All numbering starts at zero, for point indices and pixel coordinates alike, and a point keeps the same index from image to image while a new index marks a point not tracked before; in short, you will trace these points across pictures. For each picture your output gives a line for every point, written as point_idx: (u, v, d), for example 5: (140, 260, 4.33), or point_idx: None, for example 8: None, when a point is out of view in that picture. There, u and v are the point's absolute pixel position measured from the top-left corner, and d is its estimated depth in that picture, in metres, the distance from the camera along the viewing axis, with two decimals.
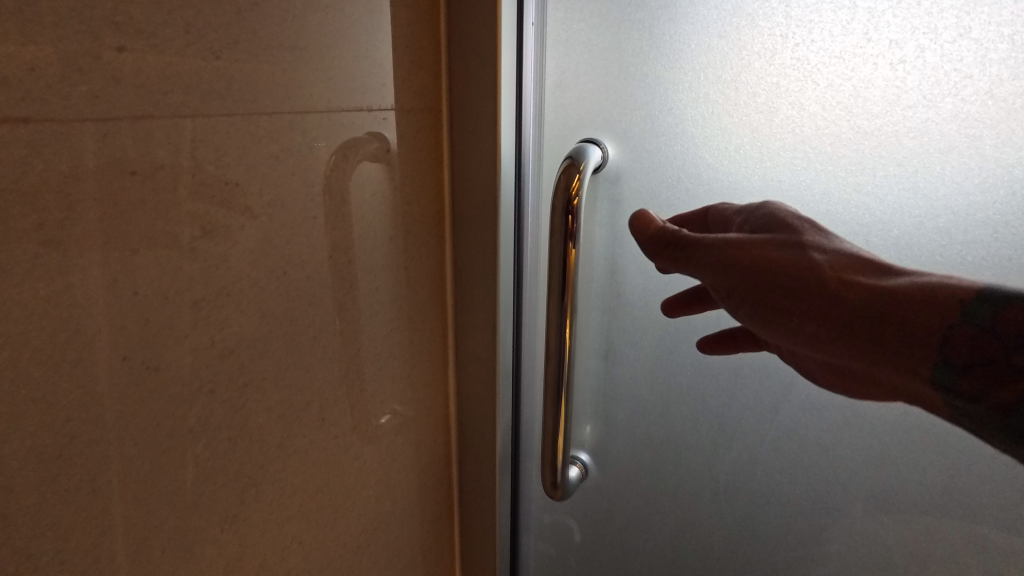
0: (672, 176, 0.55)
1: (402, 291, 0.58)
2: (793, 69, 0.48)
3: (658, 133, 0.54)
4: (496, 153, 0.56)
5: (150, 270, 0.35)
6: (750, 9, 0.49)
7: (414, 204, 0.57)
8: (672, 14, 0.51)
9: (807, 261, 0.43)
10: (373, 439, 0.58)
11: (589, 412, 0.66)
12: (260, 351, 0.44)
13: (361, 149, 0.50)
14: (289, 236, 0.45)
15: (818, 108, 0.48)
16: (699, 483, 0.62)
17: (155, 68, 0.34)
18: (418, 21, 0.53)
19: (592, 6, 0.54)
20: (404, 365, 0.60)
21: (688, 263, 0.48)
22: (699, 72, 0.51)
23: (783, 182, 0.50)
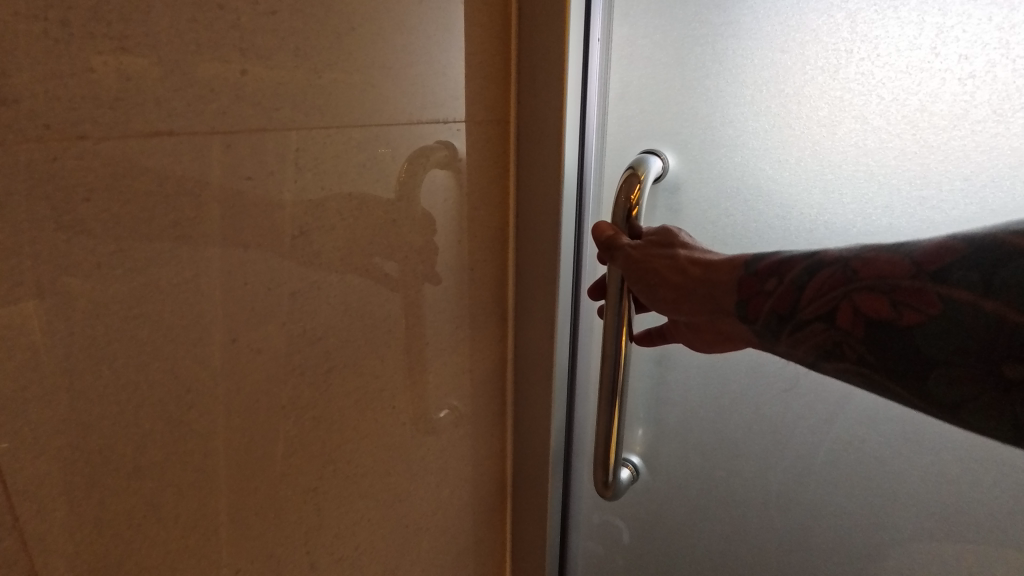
0: (731, 187, 0.56)
1: (465, 290, 0.62)
2: (857, 84, 0.49)
3: (718, 145, 0.56)
4: (559, 164, 0.60)
5: (258, 263, 0.40)
6: (814, 24, 0.50)
7: (479, 209, 0.61)
8: (735, 30, 0.53)
9: (671, 255, 0.51)
10: (435, 430, 0.62)
11: (641, 415, 0.67)
12: (342, 340, 0.49)
13: (432, 157, 0.54)
14: (372, 236, 0.49)
15: (883, 122, 0.48)
16: (750, 490, 0.63)
17: (270, 87, 0.39)
18: (490, 38, 0.57)
19: (656, 22, 0.57)
20: (465, 360, 0.64)
21: (609, 264, 0.55)
22: (761, 86, 0.53)
23: (845, 195, 0.51)
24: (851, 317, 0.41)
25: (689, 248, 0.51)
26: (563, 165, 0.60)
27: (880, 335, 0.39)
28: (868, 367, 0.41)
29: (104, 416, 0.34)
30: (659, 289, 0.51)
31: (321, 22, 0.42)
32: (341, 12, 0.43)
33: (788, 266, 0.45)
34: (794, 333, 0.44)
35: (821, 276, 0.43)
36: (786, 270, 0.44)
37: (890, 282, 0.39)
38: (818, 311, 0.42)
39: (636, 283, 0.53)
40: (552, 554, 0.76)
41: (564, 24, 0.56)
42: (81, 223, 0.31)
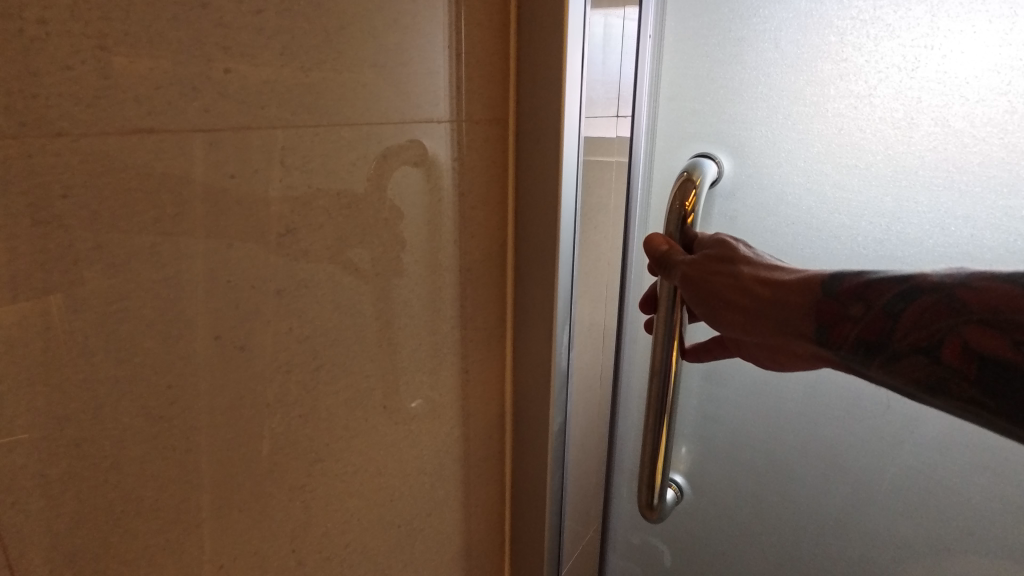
0: (806, 189, 0.62)
1: (460, 289, 0.62)
2: (935, 82, 0.54)
3: (782, 149, 0.63)
4: (558, 175, 0.60)
5: (243, 260, 0.41)
6: (891, 23, 0.55)
7: (479, 209, 0.62)
8: (813, 26, 0.58)
9: (735, 271, 0.53)
10: (409, 423, 0.59)
11: (689, 437, 0.76)
12: (332, 339, 0.49)
13: (402, 154, 0.51)
14: (362, 236, 0.49)
15: (966, 125, 0.54)
16: (780, 506, 0.73)
17: (255, 85, 0.39)
18: (490, 37, 0.57)
19: (732, 19, 0.62)
20: (459, 359, 0.64)
21: (668, 279, 0.59)
22: (836, 83, 0.58)
23: (921, 201, 0.56)
24: (958, 351, 0.41)
25: (752, 264, 0.53)
26: (563, 178, 0.60)
27: (992, 373, 0.40)
28: (978, 404, 0.41)
29: (83, 409, 0.34)
30: (725, 308, 0.53)
31: (308, 19, 0.42)
32: (331, 11, 0.43)
33: (879, 291, 0.45)
34: (888, 362, 0.45)
35: (921, 303, 0.43)
36: (876, 296, 0.45)
37: (1005, 318, 0.39)
38: (918, 342, 0.43)
39: (692, 299, 0.57)
40: (552, 557, 0.79)
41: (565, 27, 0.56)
42: (59, 219, 0.32)
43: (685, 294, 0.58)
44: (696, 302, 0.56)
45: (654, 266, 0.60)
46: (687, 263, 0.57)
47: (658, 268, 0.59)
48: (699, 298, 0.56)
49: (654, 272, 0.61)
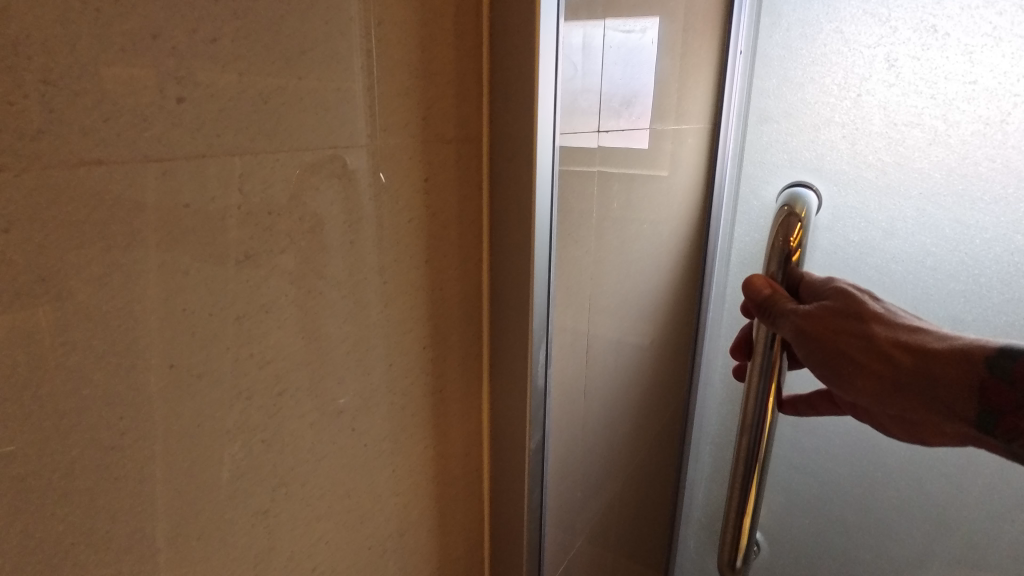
0: (878, 206, 1.25)
1: (433, 308, 0.63)
2: (898, 129, 1.21)
3: (879, 175, 1.24)
4: (534, 195, 0.63)
5: (200, 289, 0.41)
6: (877, 100, 1.23)
7: (452, 229, 0.63)
8: (881, 100, 1.22)
9: (867, 329, 0.68)
10: (357, 431, 0.56)
11: (778, 489, 1.44)
12: (296, 363, 0.49)
13: (323, 170, 0.47)
14: (328, 260, 0.49)
15: (898, 156, 1.22)
16: (822, 530, 1.41)
17: (211, 114, 0.39)
18: (461, 61, 0.60)
19: (813, 93, 1.31)
20: (432, 377, 0.65)
21: (777, 324, 0.75)
22: (876, 126, 1.24)
23: (887, 208, 1.25)
24: None
25: (882, 325, 0.68)
26: (538, 196, 0.64)
27: None
28: None
29: (29, 443, 0.34)
30: (849, 361, 0.69)
31: (269, 47, 0.42)
32: (294, 37, 0.43)
33: None
34: None
35: None
36: None
37: None
38: None
39: (798, 343, 0.73)
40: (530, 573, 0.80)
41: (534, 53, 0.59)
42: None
43: (792, 337, 0.74)
44: (804, 349, 0.72)
45: (760, 309, 0.78)
46: (799, 314, 0.73)
47: (762, 305, 0.77)
48: (820, 347, 0.71)
49: (757, 315, 0.79)
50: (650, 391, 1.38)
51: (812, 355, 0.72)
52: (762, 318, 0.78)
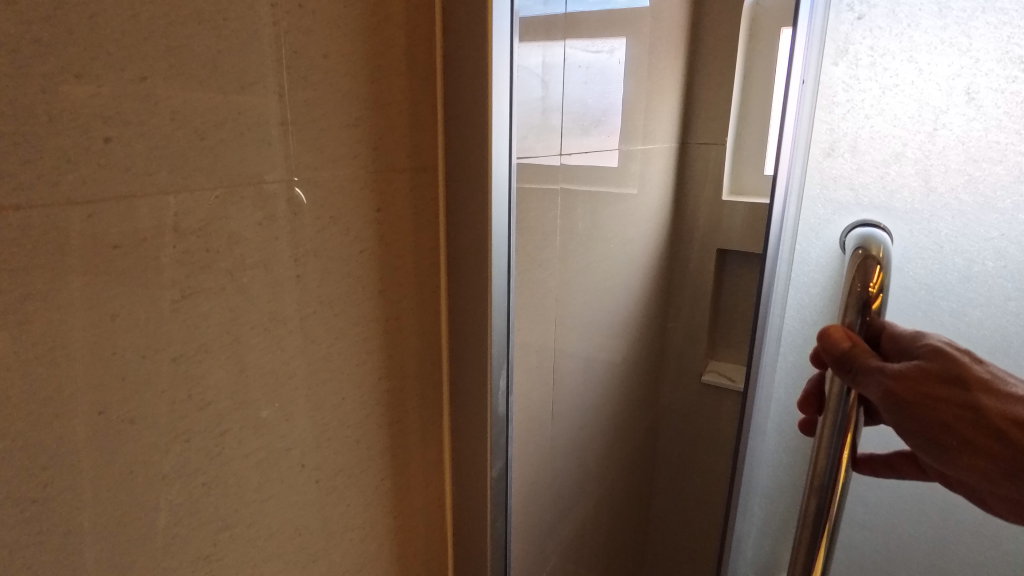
0: (966, 250, 0.97)
1: (388, 339, 0.62)
2: (982, 164, 0.94)
3: (962, 216, 0.97)
4: (490, 225, 0.64)
5: (131, 331, 0.39)
6: (959, 129, 0.94)
7: (407, 258, 0.62)
8: (970, 123, 0.93)
9: (980, 401, 0.56)
10: (311, 470, 0.56)
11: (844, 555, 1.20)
12: (239, 402, 0.47)
13: (263, 203, 0.46)
14: (273, 295, 0.49)
15: (991, 193, 0.94)
16: None
17: (141, 153, 0.38)
18: (415, 90, 0.60)
19: (884, 112, 1.00)
20: (389, 409, 0.64)
21: (861, 384, 0.61)
22: (961, 160, 0.95)
23: (982, 252, 0.96)
24: None
25: (994, 397, 0.56)
26: (494, 226, 0.64)
27: None
28: None
29: None
30: (954, 438, 0.58)
31: (205, 83, 0.41)
32: (231, 72, 0.43)
33: None
34: None
35: None
36: None
37: None
38: None
39: (888, 407, 0.59)
40: None
41: (487, 86, 0.60)
42: None
43: (879, 402, 0.60)
44: (895, 415, 0.59)
45: (841, 365, 0.63)
46: (889, 376, 0.59)
47: (841, 361, 0.63)
48: (915, 420, 0.58)
49: (836, 371, 0.64)
50: (620, 408, 1.39)
51: (907, 422, 0.59)
52: (843, 376, 0.63)
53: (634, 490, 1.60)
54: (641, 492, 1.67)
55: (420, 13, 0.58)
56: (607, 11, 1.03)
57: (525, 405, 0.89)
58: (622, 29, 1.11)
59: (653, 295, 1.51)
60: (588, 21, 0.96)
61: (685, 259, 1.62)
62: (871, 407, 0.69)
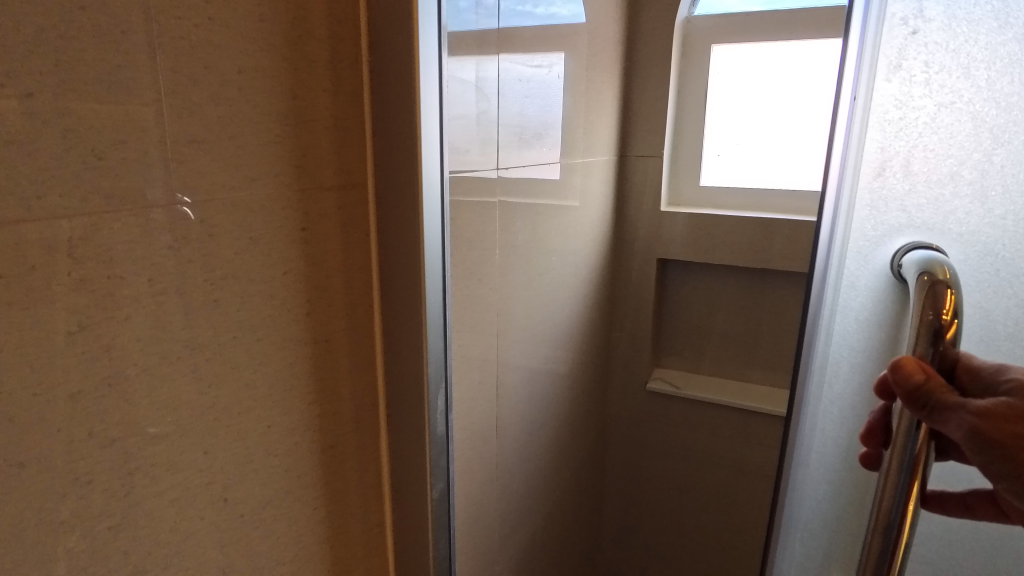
0: None
1: (318, 364, 0.60)
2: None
3: None
4: (422, 242, 0.63)
5: (18, 367, 0.36)
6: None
7: (337, 278, 0.60)
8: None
9: None
10: (237, 506, 0.53)
11: None
12: (150, 438, 0.44)
13: (170, 225, 0.44)
14: (187, 322, 0.46)
15: None
16: None
17: (27, 175, 0.36)
18: (341, 105, 0.58)
19: (952, 119, 0.68)
20: (320, 435, 0.61)
21: (941, 422, 0.60)
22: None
23: None
24: None
25: None
26: (426, 242, 0.63)
27: None
28: None
29: None
30: None
31: (101, 99, 0.39)
32: (132, 88, 0.41)
33: None
34: None
35: None
36: None
37: None
38: None
39: (973, 447, 0.59)
40: None
41: (414, 101, 0.59)
42: None
43: (963, 439, 0.59)
44: (980, 456, 0.59)
45: (918, 404, 0.61)
46: (973, 413, 0.58)
47: (918, 398, 0.61)
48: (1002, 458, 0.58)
49: (913, 410, 0.62)
50: (566, 420, 1.40)
51: (993, 463, 0.59)
52: (922, 415, 0.62)
53: (585, 498, 1.61)
54: (592, 499, 1.68)
55: (341, 26, 0.57)
56: (541, 26, 1.03)
57: (466, 423, 0.88)
58: (559, 43, 1.13)
59: (598, 304, 1.53)
60: (522, 35, 0.96)
61: (627, 269, 1.63)
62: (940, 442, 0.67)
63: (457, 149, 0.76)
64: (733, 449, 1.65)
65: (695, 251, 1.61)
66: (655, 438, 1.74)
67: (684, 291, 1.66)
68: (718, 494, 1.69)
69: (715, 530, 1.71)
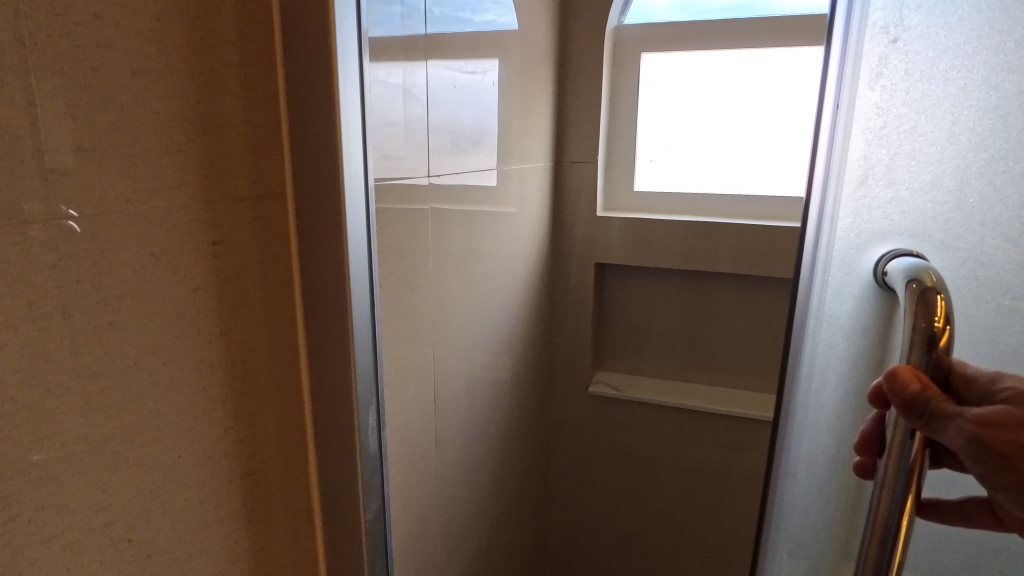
0: None
1: (236, 387, 0.56)
2: None
3: None
4: (347, 253, 0.60)
5: None
6: None
7: (254, 293, 0.57)
8: None
9: None
10: (142, 546, 0.49)
11: None
12: (36, 477, 0.40)
13: (52, 243, 0.40)
14: (76, 348, 0.42)
15: None
16: None
17: None
18: (254, 111, 0.55)
19: (937, 123, 0.51)
20: (240, 462, 0.57)
21: (941, 434, 0.50)
22: None
23: None
24: None
25: None
26: (351, 255, 0.61)
27: None
28: None
29: None
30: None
31: None
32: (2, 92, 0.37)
33: None
34: None
35: None
36: None
37: None
38: None
39: (971, 455, 0.51)
40: None
41: (335, 107, 0.56)
42: None
43: (961, 449, 0.51)
44: (979, 465, 0.51)
45: (918, 416, 0.50)
46: (976, 424, 0.49)
47: (916, 409, 0.50)
48: (995, 466, 0.51)
49: (911, 423, 0.51)
50: (508, 429, 1.38)
51: (988, 469, 0.51)
52: (921, 428, 0.51)
53: (530, 505, 1.61)
54: (538, 505, 1.68)
55: (252, 26, 0.54)
56: (474, 32, 1.02)
57: (401, 439, 0.85)
58: (493, 50, 1.12)
59: (538, 310, 1.53)
60: (451, 39, 0.94)
61: (566, 274, 1.63)
62: (937, 449, 0.54)
63: (381, 158, 0.73)
64: (673, 449, 1.69)
65: (631, 254, 1.61)
66: (599, 441, 1.74)
67: (622, 295, 1.68)
68: (660, 493, 1.72)
69: (658, 528, 1.75)
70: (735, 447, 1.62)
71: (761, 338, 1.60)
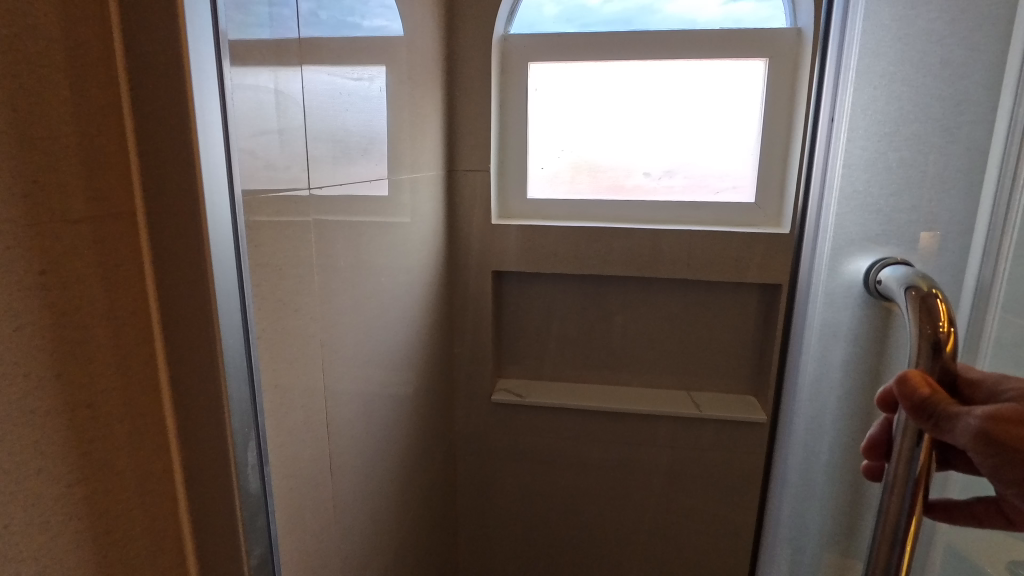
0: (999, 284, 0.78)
1: (81, 436, 0.49)
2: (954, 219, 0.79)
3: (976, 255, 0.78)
4: (211, 276, 0.55)
5: None
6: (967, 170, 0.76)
7: (101, 326, 0.50)
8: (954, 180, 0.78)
9: None
10: None
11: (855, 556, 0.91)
12: None
13: None
14: None
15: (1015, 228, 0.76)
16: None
17: None
18: (88, 120, 0.48)
19: (889, 161, 0.84)
20: (89, 520, 0.50)
21: (946, 430, 0.58)
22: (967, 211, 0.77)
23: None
24: None
25: None
26: (216, 276, 0.56)
27: None
28: None
29: None
30: None
31: None
32: None
33: None
34: None
35: None
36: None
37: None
38: None
39: (983, 451, 0.55)
40: None
41: (190, 117, 0.51)
42: None
43: (973, 446, 0.56)
44: (989, 460, 0.55)
45: (925, 413, 0.61)
46: (980, 420, 0.56)
47: (922, 408, 0.61)
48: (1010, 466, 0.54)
49: (923, 420, 0.61)
50: (408, 449, 1.33)
51: (1005, 469, 0.54)
52: (931, 425, 0.60)
53: (434, 525, 1.56)
54: (442, 522, 1.64)
55: (84, 23, 0.47)
56: (358, 37, 0.98)
57: (288, 472, 0.79)
58: (379, 56, 1.08)
59: (434, 322, 1.49)
60: (333, 44, 0.89)
61: (461, 285, 1.62)
62: (946, 453, 0.67)
63: (253, 168, 0.67)
64: (577, 452, 1.71)
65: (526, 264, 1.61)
66: (501, 449, 1.74)
67: (521, 303, 1.69)
68: (563, 495, 1.75)
69: (565, 530, 1.77)
70: (634, 445, 1.68)
71: (654, 338, 1.67)
